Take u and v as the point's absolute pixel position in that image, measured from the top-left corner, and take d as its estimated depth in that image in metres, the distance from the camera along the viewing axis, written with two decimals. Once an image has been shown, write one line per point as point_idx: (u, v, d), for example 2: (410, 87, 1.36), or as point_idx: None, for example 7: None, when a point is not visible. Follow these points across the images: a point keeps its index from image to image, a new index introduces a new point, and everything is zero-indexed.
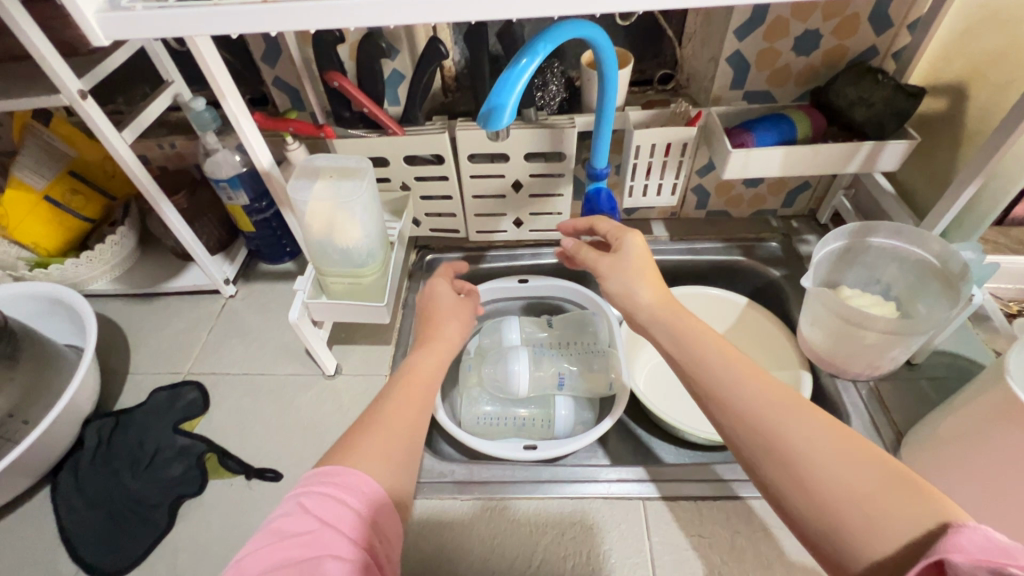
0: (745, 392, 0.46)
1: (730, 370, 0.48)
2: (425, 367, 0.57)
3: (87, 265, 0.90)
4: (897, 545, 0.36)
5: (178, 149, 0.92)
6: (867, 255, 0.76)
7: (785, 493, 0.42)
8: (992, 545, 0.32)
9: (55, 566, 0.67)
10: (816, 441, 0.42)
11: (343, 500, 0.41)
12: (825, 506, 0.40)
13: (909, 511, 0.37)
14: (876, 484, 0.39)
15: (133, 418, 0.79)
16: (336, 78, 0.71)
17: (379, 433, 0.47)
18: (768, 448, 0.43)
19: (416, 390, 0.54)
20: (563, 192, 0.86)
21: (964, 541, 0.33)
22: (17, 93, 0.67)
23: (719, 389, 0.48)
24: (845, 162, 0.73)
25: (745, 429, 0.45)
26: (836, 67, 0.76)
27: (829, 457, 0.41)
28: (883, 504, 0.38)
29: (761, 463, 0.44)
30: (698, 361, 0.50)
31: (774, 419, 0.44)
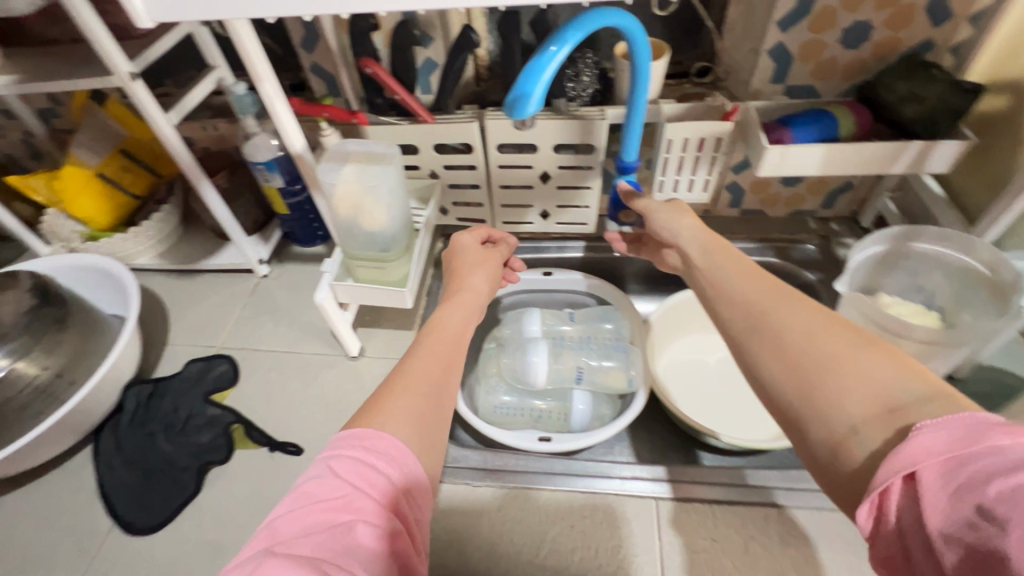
0: (745, 282, 0.44)
1: (735, 270, 0.47)
2: (451, 321, 0.57)
3: (134, 240, 0.95)
4: (869, 408, 0.33)
5: (221, 132, 0.96)
6: (910, 261, 0.72)
7: (761, 361, 0.38)
8: (959, 436, 0.28)
9: (92, 519, 0.71)
10: (806, 314, 0.39)
11: (374, 465, 0.40)
12: (800, 371, 0.36)
13: (891, 376, 0.34)
14: (860, 350, 0.36)
15: (169, 385, 0.83)
16: (369, 65, 0.72)
17: (406, 391, 0.46)
18: (753, 319, 0.41)
19: (441, 341, 0.54)
20: (592, 185, 0.85)
21: (927, 440, 0.29)
22: (73, 74, 0.71)
23: (722, 283, 0.46)
24: (891, 162, 0.69)
25: (735, 311, 0.43)
26: (887, 60, 0.72)
27: (814, 327, 0.38)
28: (863, 366, 0.34)
29: (743, 336, 0.41)
30: (712, 265, 0.49)
31: (766, 298, 0.42)
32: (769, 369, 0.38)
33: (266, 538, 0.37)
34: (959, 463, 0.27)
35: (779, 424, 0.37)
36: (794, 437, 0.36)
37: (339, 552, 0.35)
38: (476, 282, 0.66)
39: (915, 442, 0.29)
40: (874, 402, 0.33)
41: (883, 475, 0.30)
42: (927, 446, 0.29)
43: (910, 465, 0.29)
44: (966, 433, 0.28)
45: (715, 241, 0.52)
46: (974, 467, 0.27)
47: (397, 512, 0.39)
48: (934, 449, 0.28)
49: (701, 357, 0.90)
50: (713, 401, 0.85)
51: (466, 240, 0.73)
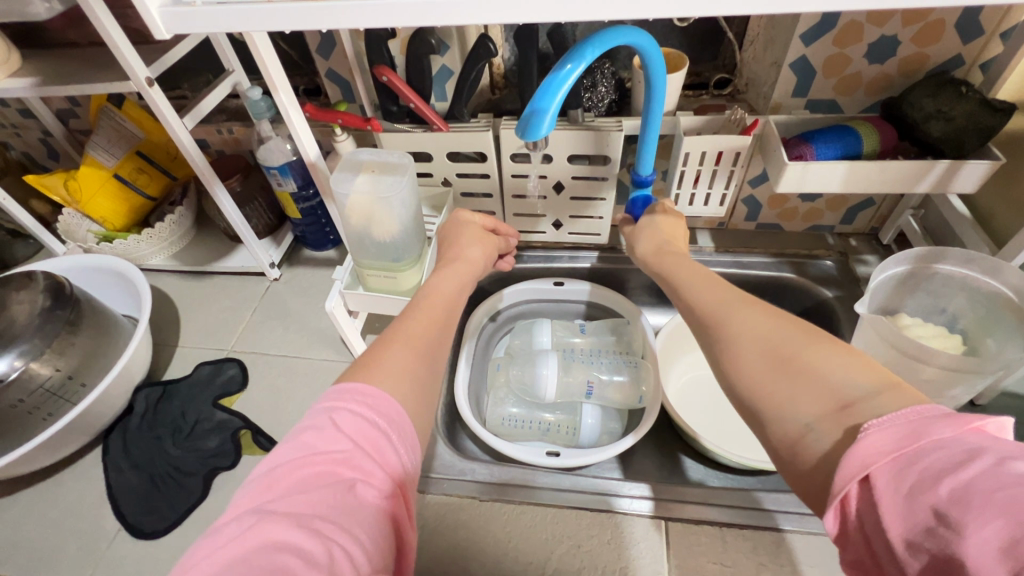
0: (711, 294, 0.47)
1: (706, 284, 0.49)
2: (445, 287, 0.60)
3: (147, 242, 0.95)
4: (820, 406, 0.33)
5: (235, 135, 0.96)
6: (933, 282, 0.70)
7: (723, 366, 0.40)
8: (905, 433, 0.29)
9: (99, 521, 0.71)
10: (761, 317, 0.41)
11: (376, 424, 0.41)
12: (756, 373, 0.37)
13: (843, 371, 0.34)
14: (812, 347, 0.37)
15: (179, 388, 0.83)
16: (385, 73, 0.72)
17: (401, 346, 0.48)
18: (714, 332, 0.42)
19: (435, 306, 0.56)
20: (606, 196, 0.84)
21: (876, 439, 0.29)
22: (92, 79, 0.71)
23: (692, 296, 0.49)
24: (916, 182, 0.67)
25: (701, 320, 0.45)
26: (913, 76, 0.71)
27: (769, 329, 0.39)
28: (815, 363, 0.35)
29: (708, 345, 0.43)
30: (685, 280, 0.52)
31: (727, 305, 0.44)
32: (729, 373, 0.39)
33: (262, 488, 0.37)
34: (909, 461, 0.28)
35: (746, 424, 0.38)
36: (761, 438, 0.37)
37: (339, 508, 0.36)
38: (472, 254, 0.68)
39: (865, 442, 0.30)
40: (825, 396, 0.33)
41: (840, 481, 0.29)
42: (877, 446, 0.29)
43: (864, 468, 0.29)
44: (911, 428, 0.29)
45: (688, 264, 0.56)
46: (924, 465, 0.27)
47: (394, 475, 0.40)
48: (884, 448, 0.29)
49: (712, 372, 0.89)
50: (724, 418, 0.84)
51: (467, 216, 0.73)
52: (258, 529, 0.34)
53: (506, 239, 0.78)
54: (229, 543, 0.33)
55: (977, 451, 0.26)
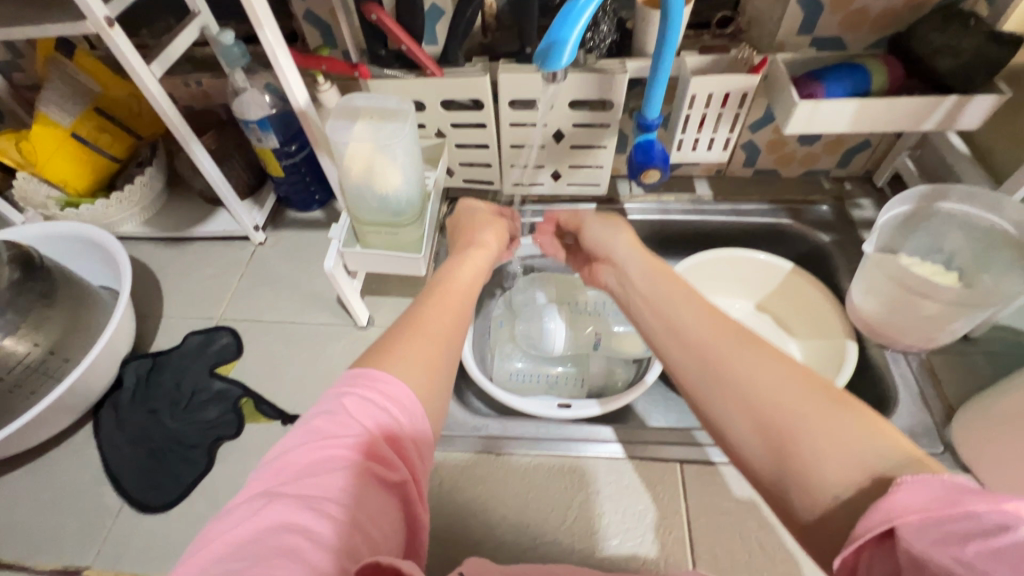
0: (700, 322, 0.42)
1: (689, 305, 0.44)
2: (462, 276, 0.54)
3: (116, 207, 0.89)
4: (850, 475, 0.31)
5: (204, 87, 0.89)
6: (933, 221, 0.71)
7: (729, 423, 0.37)
8: (935, 496, 0.27)
9: (99, 498, 0.69)
10: (767, 369, 0.37)
11: (385, 408, 0.38)
12: (776, 434, 0.34)
13: (866, 439, 0.32)
14: (830, 410, 0.34)
15: (169, 359, 0.79)
16: (373, 11, 0.67)
17: (418, 334, 0.44)
18: (712, 377, 0.39)
19: (451, 295, 0.50)
20: (607, 144, 0.81)
21: (905, 496, 0.28)
22: (40, 20, 0.63)
23: (675, 317, 0.44)
24: (922, 119, 0.67)
25: (693, 358, 0.40)
26: (922, 9, 0.69)
27: (779, 386, 0.36)
28: (840, 429, 0.33)
29: (707, 394, 0.39)
30: (658, 293, 0.47)
31: (725, 344, 0.39)
32: (741, 435, 0.36)
33: (270, 469, 0.34)
34: (938, 522, 0.26)
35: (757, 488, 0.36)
36: (774, 502, 0.35)
37: (348, 495, 0.34)
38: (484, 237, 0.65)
39: (895, 498, 0.28)
40: (857, 470, 0.31)
41: (860, 530, 0.28)
42: (908, 502, 0.28)
43: (889, 520, 0.28)
44: (946, 492, 0.27)
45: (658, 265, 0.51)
46: (953, 528, 0.26)
47: (404, 457, 0.38)
48: (914, 505, 0.27)
49: None
50: None
51: (472, 206, 0.71)
52: (271, 512, 0.32)
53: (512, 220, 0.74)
54: (246, 521, 0.32)
55: (1012, 524, 0.25)
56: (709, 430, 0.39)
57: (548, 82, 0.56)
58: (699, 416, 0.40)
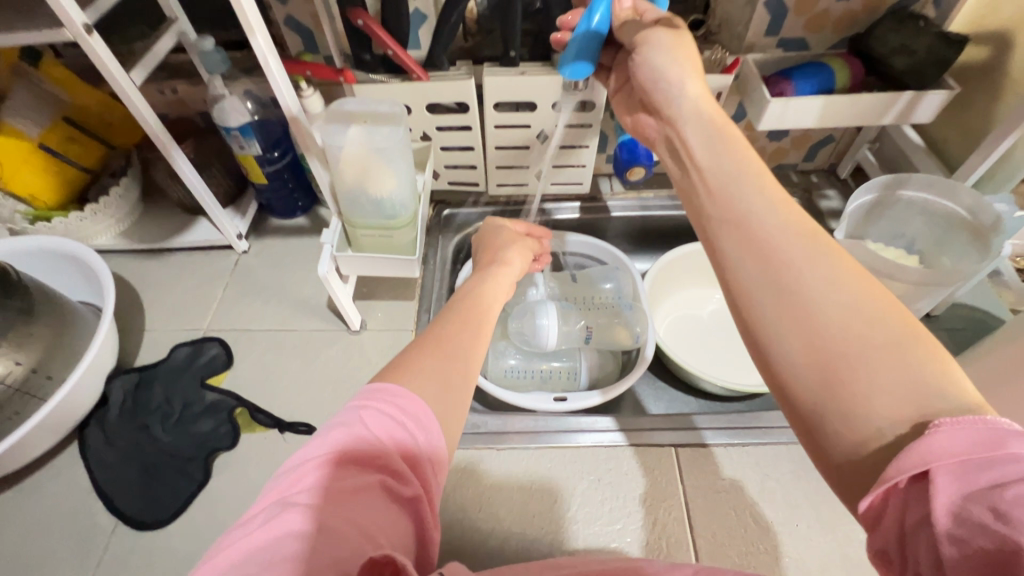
0: (772, 225, 0.39)
1: (759, 201, 0.41)
2: (484, 296, 0.55)
3: (91, 219, 0.86)
4: (901, 406, 0.31)
5: (181, 95, 0.87)
6: (896, 208, 0.77)
7: (780, 332, 0.36)
8: (977, 441, 0.28)
9: (90, 518, 0.66)
10: (840, 288, 0.35)
11: (401, 424, 0.38)
12: (831, 351, 0.34)
13: (929, 376, 0.31)
14: (896, 340, 0.33)
15: (156, 373, 0.78)
16: (359, 16, 0.68)
17: (434, 350, 0.45)
18: (775, 281, 0.37)
19: (471, 313, 0.51)
20: (590, 144, 0.84)
21: (945, 437, 0.28)
22: (12, 27, 0.61)
23: (746, 213, 0.40)
24: (882, 114, 0.72)
25: (759, 261, 0.38)
26: (878, 12, 0.74)
27: (853, 310, 0.34)
28: (900, 356, 0.32)
29: (765, 303, 0.37)
30: (729, 181, 0.43)
31: (799, 253, 0.37)
32: (791, 351, 0.35)
33: (286, 479, 0.34)
34: (976, 468, 0.27)
35: (786, 403, 0.36)
36: (797, 421, 0.35)
37: (361, 507, 0.33)
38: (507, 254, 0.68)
39: (934, 440, 0.29)
40: (907, 401, 0.31)
41: (893, 471, 0.29)
42: (947, 446, 0.28)
43: (925, 464, 0.28)
44: (988, 434, 0.28)
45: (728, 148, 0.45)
46: (993, 475, 0.26)
47: (414, 470, 0.37)
48: (953, 451, 0.28)
49: (695, 310, 0.93)
50: (709, 350, 0.89)
51: (500, 224, 0.75)
52: (286, 519, 0.32)
53: (540, 240, 0.77)
54: (256, 529, 0.32)
55: None
56: (754, 337, 0.37)
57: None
58: (745, 327, 0.38)
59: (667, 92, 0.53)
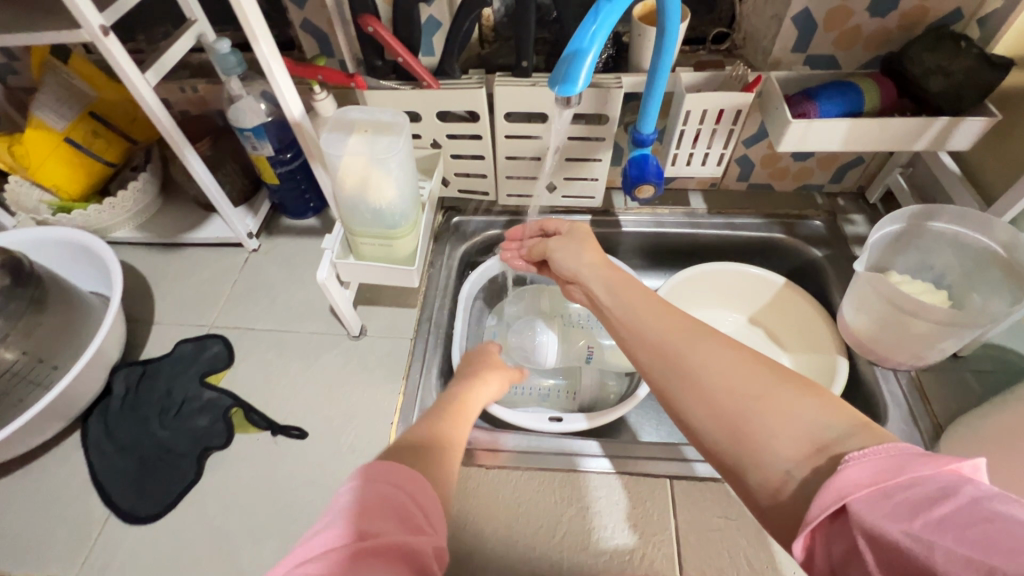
0: (659, 324, 0.46)
1: (648, 310, 0.49)
2: (466, 395, 0.59)
3: (109, 212, 0.88)
4: (797, 446, 0.34)
5: (200, 94, 0.89)
6: (924, 239, 0.72)
7: (688, 408, 0.40)
8: (884, 468, 0.29)
9: (85, 507, 0.68)
10: (720, 359, 0.40)
11: (399, 485, 0.37)
12: (728, 413, 0.37)
13: (813, 413, 0.35)
14: (778, 389, 0.37)
15: (160, 367, 0.79)
16: (370, 23, 0.67)
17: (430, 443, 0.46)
18: (670, 366, 0.42)
19: (461, 412, 0.56)
20: (602, 157, 0.81)
21: (855, 470, 0.30)
22: (34, 26, 0.63)
23: (636, 323, 0.48)
24: (913, 139, 0.68)
25: (654, 353, 0.44)
26: (914, 30, 0.69)
27: (733, 374, 0.39)
28: (785, 403, 0.36)
29: (668, 385, 0.42)
30: (625, 303, 0.51)
31: (681, 340, 0.43)
32: (700, 420, 0.39)
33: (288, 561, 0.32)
34: (886, 493, 0.28)
35: (716, 466, 0.38)
36: (734, 482, 0.38)
37: (366, 567, 0.31)
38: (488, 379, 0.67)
39: (846, 474, 0.30)
40: (802, 441, 0.34)
41: (816, 508, 0.30)
42: (855, 478, 0.30)
43: (840, 498, 0.29)
44: (892, 459, 0.30)
45: (620, 282, 0.55)
46: (901, 498, 0.28)
47: (418, 527, 0.35)
48: (862, 480, 0.29)
49: None
50: None
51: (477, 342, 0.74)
52: None
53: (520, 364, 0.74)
54: None
55: (953, 487, 0.27)
56: (675, 416, 0.42)
57: (560, 108, 0.58)
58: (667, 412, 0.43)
59: (555, 264, 0.66)
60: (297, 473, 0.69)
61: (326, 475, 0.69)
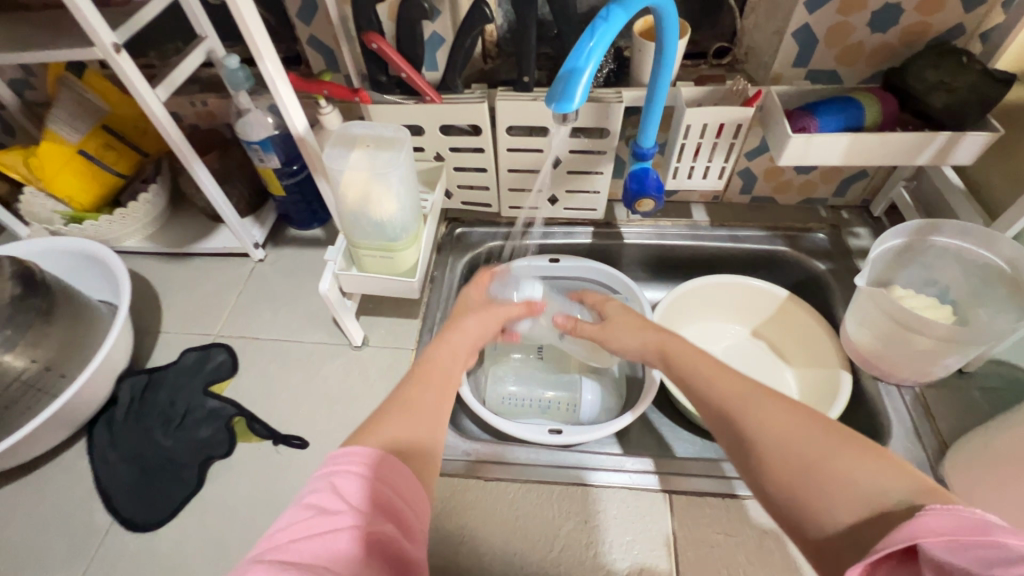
0: (714, 375, 0.47)
1: (702, 359, 0.49)
2: (441, 356, 0.54)
3: (120, 223, 0.90)
4: (857, 511, 0.35)
5: (210, 107, 0.91)
6: (928, 254, 0.72)
7: (748, 463, 0.41)
8: (966, 525, 0.29)
9: (89, 515, 0.69)
10: (780, 417, 0.41)
11: (380, 475, 0.38)
12: (787, 473, 0.38)
13: (874, 477, 0.36)
14: (839, 449, 0.38)
15: (164, 376, 0.80)
16: (375, 40, 0.69)
17: (404, 409, 0.45)
18: (729, 421, 0.43)
19: (433, 374, 0.51)
20: (604, 170, 0.82)
21: (934, 518, 0.30)
22: (49, 45, 0.64)
23: (691, 373, 0.49)
24: (915, 154, 0.68)
25: (712, 406, 0.45)
26: (915, 45, 0.69)
27: (792, 434, 0.39)
28: (844, 465, 0.37)
29: (728, 439, 0.43)
30: (679, 352, 0.52)
31: (739, 394, 0.44)
32: (759, 478, 0.40)
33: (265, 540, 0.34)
34: (962, 546, 0.28)
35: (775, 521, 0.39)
36: (793, 536, 0.38)
37: (344, 560, 0.33)
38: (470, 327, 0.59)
39: (924, 521, 0.30)
40: (863, 506, 0.35)
41: (886, 543, 0.30)
42: (933, 525, 0.30)
43: (913, 539, 0.29)
44: (975, 519, 0.29)
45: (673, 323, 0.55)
46: (977, 555, 0.28)
47: (407, 531, 0.37)
48: (941, 529, 0.29)
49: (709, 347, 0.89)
50: None
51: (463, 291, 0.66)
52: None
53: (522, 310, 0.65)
54: None
55: None
56: (735, 468, 0.42)
57: (558, 123, 0.58)
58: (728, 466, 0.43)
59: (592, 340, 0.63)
60: (296, 483, 0.70)
61: None
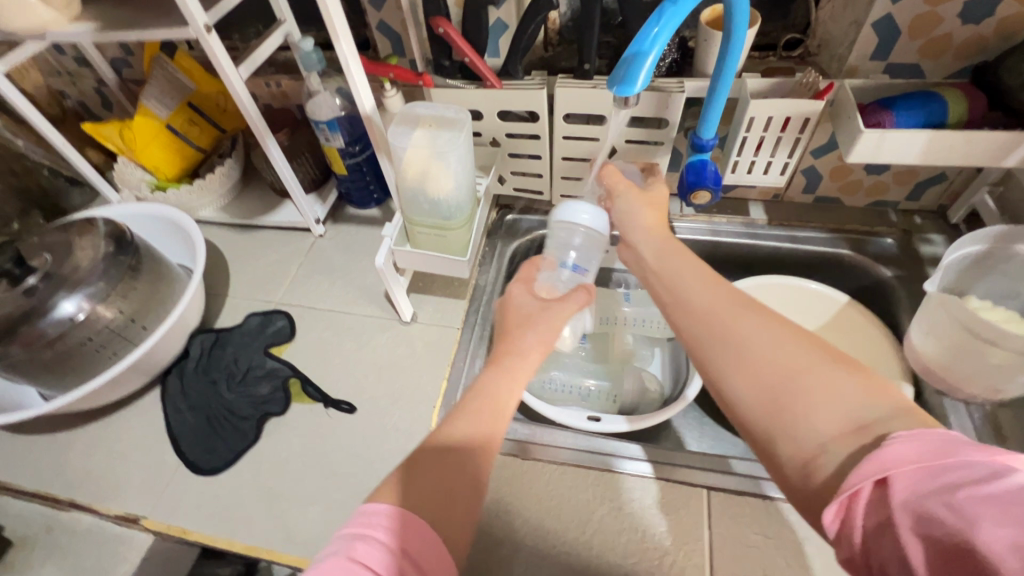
0: (703, 292, 0.47)
1: (694, 277, 0.49)
2: (493, 388, 0.50)
3: (198, 193, 0.97)
4: (837, 425, 0.35)
5: (283, 89, 0.96)
6: (1010, 264, 0.67)
7: (725, 372, 0.41)
8: (933, 449, 0.30)
9: (160, 455, 0.76)
10: (766, 331, 0.41)
11: (395, 548, 0.37)
12: (768, 383, 0.38)
13: (856, 394, 0.36)
14: (824, 367, 0.38)
15: (231, 336, 0.86)
16: (441, 25, 0.71)
17: (445, 459, 0.44)
18: (713, 332, 0.43)
19: (480, 413, 0.48)
20: (660, 161, 0.80)
21: (901, 447, 0.31)
22: (149, 25, 0.70)
23: (680, 291, 0.49)
24: (1002, 155, 0.63)
25: (697, 318, 0.45)
26: (1011, 39, 0.64)
27: (777, 348, 0.40)
28: (826, 381, 0.37)
29: (708, 352, 0.43)
30: (670, 270, 0.52)
31: (725, 309, 0.44)
32: (738, 390, 0.40)
33: None
34: (933, 473, 0.29)
35: (745, 434, 0.40)
36: (763, 452, 0.39)
37: None
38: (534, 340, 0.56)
39: (893, 450, 0.31)
40: (841, 420, 0.35)
41: (856, 478, 0.32)
42: (902, 455, 0.31)
43: (883, 470, 0.31)
44: (941, 443, 0.30)
45: (668, 254, 0.54)
46: (945, 479, 0.28)
47: None
48: (910, 457, 0.30)
49: None
50: None
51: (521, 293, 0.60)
52: None
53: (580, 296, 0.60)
54: None
55: (1005, 472, 0.27)
56: (709, 378, 0.42)
57: (617, 108, 0.58)
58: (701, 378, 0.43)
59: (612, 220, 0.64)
60: (344, 445, 0.74)
61: (370, 448, 0.73)
